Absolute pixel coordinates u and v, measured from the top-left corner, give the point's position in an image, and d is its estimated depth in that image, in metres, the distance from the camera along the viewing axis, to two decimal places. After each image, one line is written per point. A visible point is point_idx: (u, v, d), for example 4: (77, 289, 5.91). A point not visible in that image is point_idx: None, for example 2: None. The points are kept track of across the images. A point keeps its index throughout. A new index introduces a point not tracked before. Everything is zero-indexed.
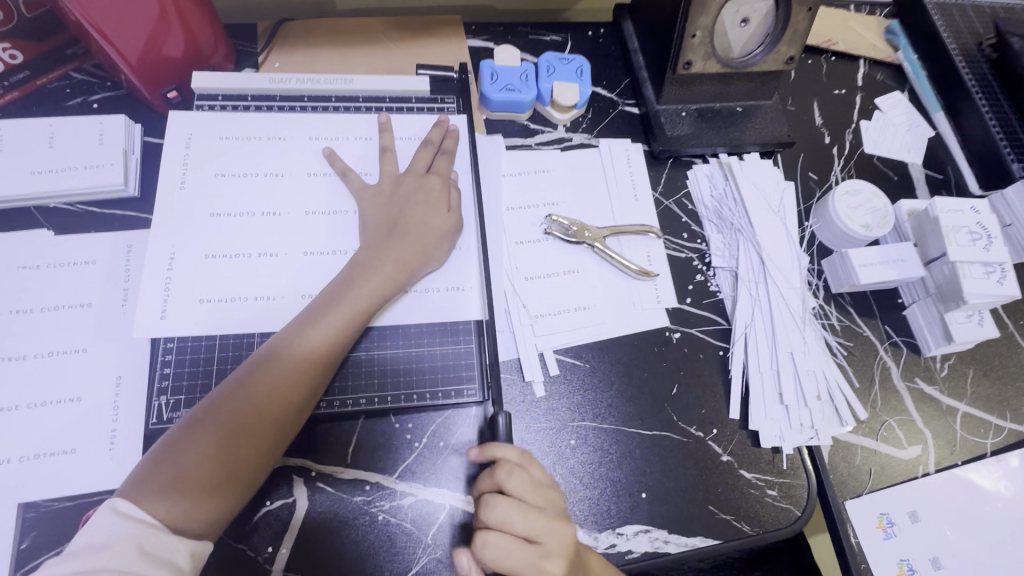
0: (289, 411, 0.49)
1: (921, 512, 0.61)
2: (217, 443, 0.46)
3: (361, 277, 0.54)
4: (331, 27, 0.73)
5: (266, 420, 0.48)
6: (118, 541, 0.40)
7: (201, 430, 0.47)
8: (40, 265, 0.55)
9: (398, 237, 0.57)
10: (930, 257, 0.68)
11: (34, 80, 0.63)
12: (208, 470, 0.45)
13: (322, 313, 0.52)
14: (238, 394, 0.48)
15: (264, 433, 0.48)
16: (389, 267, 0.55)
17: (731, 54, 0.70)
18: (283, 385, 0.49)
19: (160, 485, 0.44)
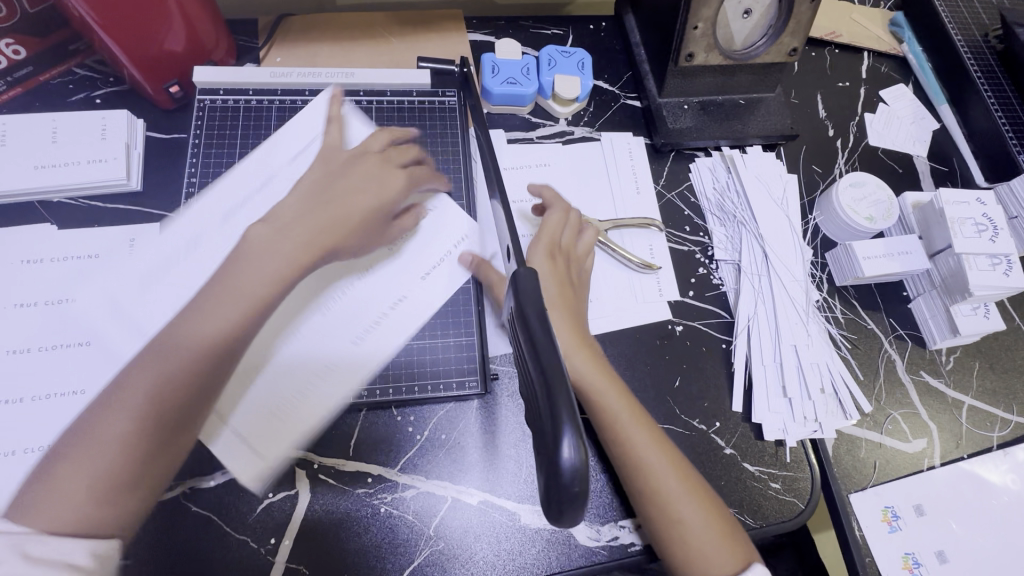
0: (185, 395, 0.45)
1: (926, 505, 0.60)
2: (110, 442, 0.43)
3: (266, 242, 0.50)
4: (333, 22, 0.73)
5: (162, 409, 0.44)
6: (53, 536, 0.39)
7: (93, 432, 0.43)
8: (43, 259, 0.56)
9: (318, 209, 0.53)
10: (935, 249, 0.67)
11: (37, 76, 0.63)
12: (105, 471, 0.42)
13: (219, 293, 0.48)
14: (129, 387, 0.45)
15: (162, 422, 0.44)
16: (303, 234, 0.51)
17: (734, 46, 0.70)
18: (177, 370, 0.45)
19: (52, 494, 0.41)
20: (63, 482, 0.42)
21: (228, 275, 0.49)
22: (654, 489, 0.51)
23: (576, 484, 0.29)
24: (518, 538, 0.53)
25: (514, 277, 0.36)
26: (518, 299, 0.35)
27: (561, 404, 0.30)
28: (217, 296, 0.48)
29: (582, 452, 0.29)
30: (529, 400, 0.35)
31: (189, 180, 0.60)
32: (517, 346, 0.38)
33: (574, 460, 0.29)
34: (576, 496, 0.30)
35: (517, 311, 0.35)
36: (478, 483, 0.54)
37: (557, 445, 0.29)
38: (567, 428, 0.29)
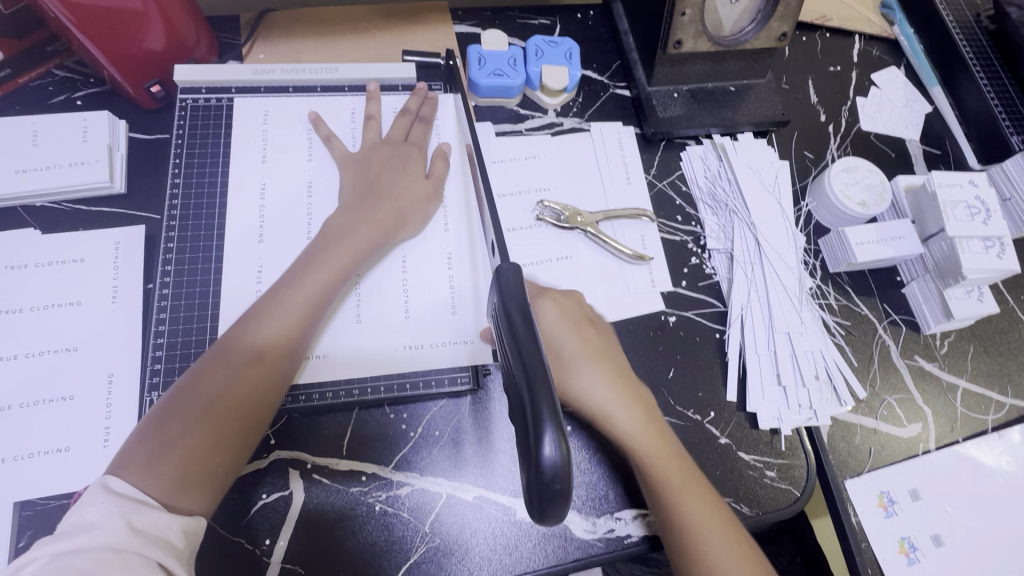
0: (264, 382, 0.48)
1: (921, 489, 0.60)
2: (191, 421, 0.45)
3: (339, 241, 0.55)
4: (316, 16, 0.72)
5: (240, 393, 0.47)
6: (108, 519, 0.39)
7: (173, 412, 0.45)
8: (28, 264, 0.55)
9: (371, 208, 0.57)
10: (928, 233, 0.67)
11: (16, 79, 0.62)
12: (187, 444, 0.44)
13: (310, 267, 0.53)
14: (209, 372, 0.47)
15: (239, 409, 0.47)
16: (368, 231, 0.56)
17: (722, 31, 0.69)
18: (256, 359, 0.48)
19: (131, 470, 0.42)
20: (162, 434, 0.44)
21: (300, 272, 0.53)
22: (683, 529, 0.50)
23: (558, 482, 0.29)
24: (514, 533, 0.53)
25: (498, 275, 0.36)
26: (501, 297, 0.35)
27: (543, 403, 0.30)
28: (304, 270, 0.53)
29: (563, 449, 0.29)
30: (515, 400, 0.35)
31: (173, 181, 0.59)
32: (501, 345, 0.38)
33: (556, 462, 0.29)
34: (558, 492, 0.30)
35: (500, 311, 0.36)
36: (473, 479, 0.54)
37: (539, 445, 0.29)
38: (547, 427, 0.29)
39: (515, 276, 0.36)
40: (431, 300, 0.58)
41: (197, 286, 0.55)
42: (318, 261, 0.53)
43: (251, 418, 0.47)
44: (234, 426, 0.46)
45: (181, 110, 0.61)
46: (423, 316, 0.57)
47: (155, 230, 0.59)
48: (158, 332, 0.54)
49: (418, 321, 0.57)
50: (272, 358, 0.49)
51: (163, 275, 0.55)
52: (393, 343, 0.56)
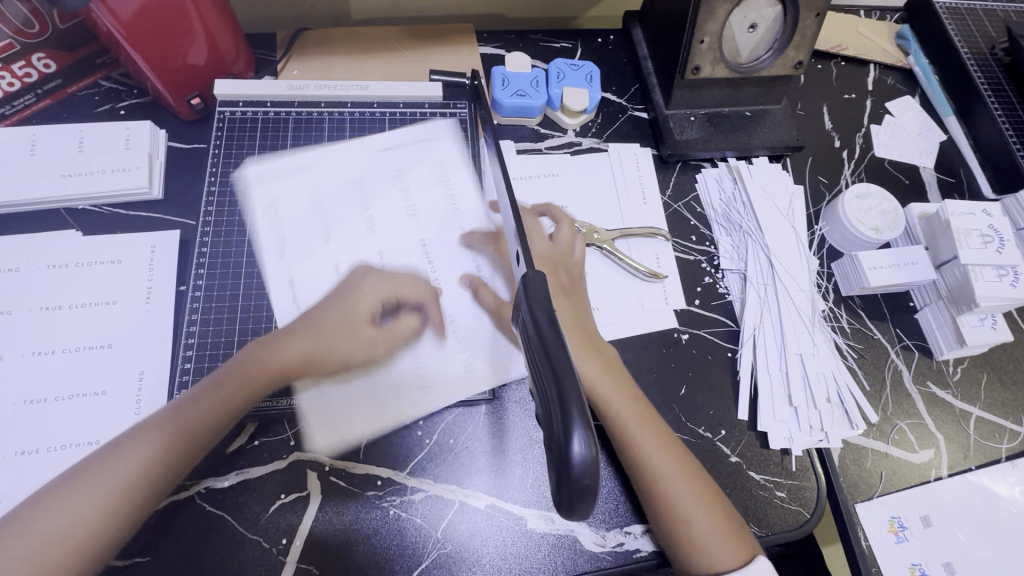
0: (176, 439, 0.50)
1: (933, 516, 0.60)
2: (121, 463, 0.48)
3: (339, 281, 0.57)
4: (347, 35, 0.75)
5: (197, 421, 0.50)
6: None
7: (109, 453, 0.49)
8: (68, 264, 0.57)
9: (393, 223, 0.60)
10: (941, 260, 0.67)
11: (65, 88, 0.65)
12: (107, 489, 0.47)
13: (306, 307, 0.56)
14: (152, 421, 0.50)
15: (167, 459, 0.49)
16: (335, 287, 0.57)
17: (740, 58, 0.71)
18: (191, 415, 0.51)
19: (54, 511, 0.45)
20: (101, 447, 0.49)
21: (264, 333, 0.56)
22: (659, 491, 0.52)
23: (587, 478, 0.30)
24: (524, 542, 0.54)
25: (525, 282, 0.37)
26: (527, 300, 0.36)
27: (573, 404, 0.30)
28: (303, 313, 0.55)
29: (592, 448, 0.30)
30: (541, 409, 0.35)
31: (208, 189, 0.62)
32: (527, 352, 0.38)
33: (584, 458, 0.30)
34: (587, 490, 0.30)
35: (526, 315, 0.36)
36: (486, 487, 0.55)
37: (568, 442, 0.30)
38: (577, 424, 0.30)
39: (541, 282, 0.37)
40: None
41: (228, 289, 0.58)
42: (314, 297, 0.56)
43: (171, 474, 0.49)
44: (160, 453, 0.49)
45: (218, 122, 0.64)
46: None
47: (188, 235, 0.62)
48: (188, 333, 0.56)
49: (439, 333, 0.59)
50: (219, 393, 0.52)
51: (196, 277, 0.58)
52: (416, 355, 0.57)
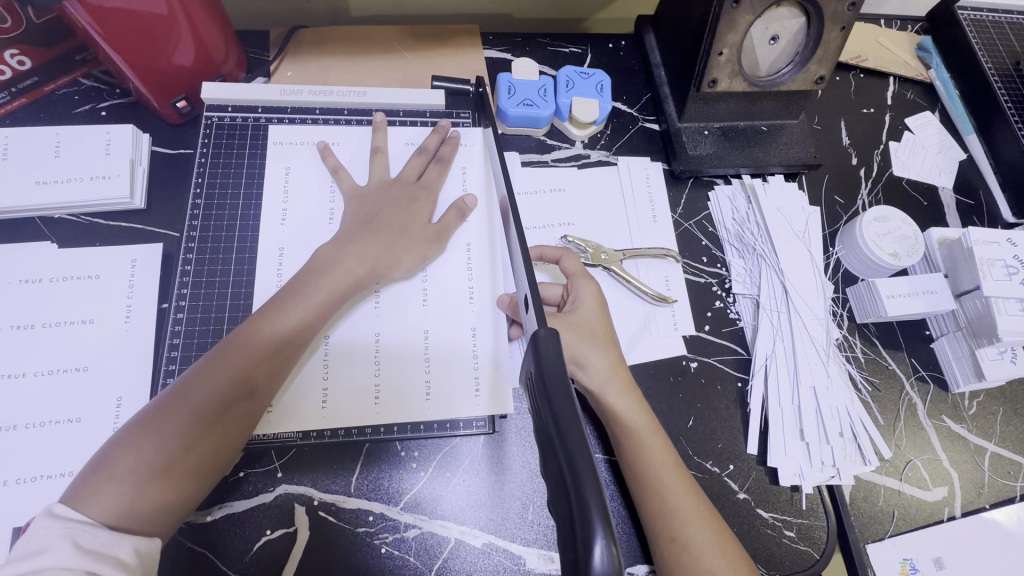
0: (258, 388, 0.48)
1: (945, 558, 0.58)
2: (199, 405, 0.45)
3: (330, 270, 0.53)
4: (345, 35, 0.71)
5: (224, 420, 0.46)
6: (55, 542, 0.38)
7: (183, 392, 0.45)
8: (42, 279, 0.54)
9: (371, 237, 0.56)
10: (961, 289, 0.65)
11: (43, 86, 0.61)
12: (188, 434, 0.44)
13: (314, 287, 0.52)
14: (214, 365, 0.47)
15: (196, 462, 0.44)
16: (360, 265, 0.54)
17: (759, 72, 0.67)
18: (255, 358, 0.48)
19: (136, 457, 0.42)
20: (110, 457, 0.42)
21: (310, 284, 0.52)
22: (676, 533, 0.49)
23: None
24: None
25: (534, 342, 0.35)
26: (539, 367, 0.34)
27: (589, 495, 0.27)
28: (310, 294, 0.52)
29: (616, 558, 0.26)
30: (552, 487, 0.32)
31: (195, 200, 0.58)
32: (534, 413, 0.36)
33: (606, 566, 0.26)
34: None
35: (537, 378, 0.34)
36: (484, 524, 0.53)
37: (587, 546, 0.26)
38: (595, 521, 0.27)
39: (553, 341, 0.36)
40: (450, 346, 0.56)
41: (213, 310, 0.54)
42: (322, 282, 0.52)
43: (247, 420, 0.47)
44: (189, 462, 0.44)
45: (206, 127, 0.61)
46: (442, 358, 0.56)
47: (173, 249, 0.58)
48: (170, 356, 0.52)
49: (437, 363, 0.56)
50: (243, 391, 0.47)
51: (179, 297, 0.54)
52: (413, 388, 0.55)
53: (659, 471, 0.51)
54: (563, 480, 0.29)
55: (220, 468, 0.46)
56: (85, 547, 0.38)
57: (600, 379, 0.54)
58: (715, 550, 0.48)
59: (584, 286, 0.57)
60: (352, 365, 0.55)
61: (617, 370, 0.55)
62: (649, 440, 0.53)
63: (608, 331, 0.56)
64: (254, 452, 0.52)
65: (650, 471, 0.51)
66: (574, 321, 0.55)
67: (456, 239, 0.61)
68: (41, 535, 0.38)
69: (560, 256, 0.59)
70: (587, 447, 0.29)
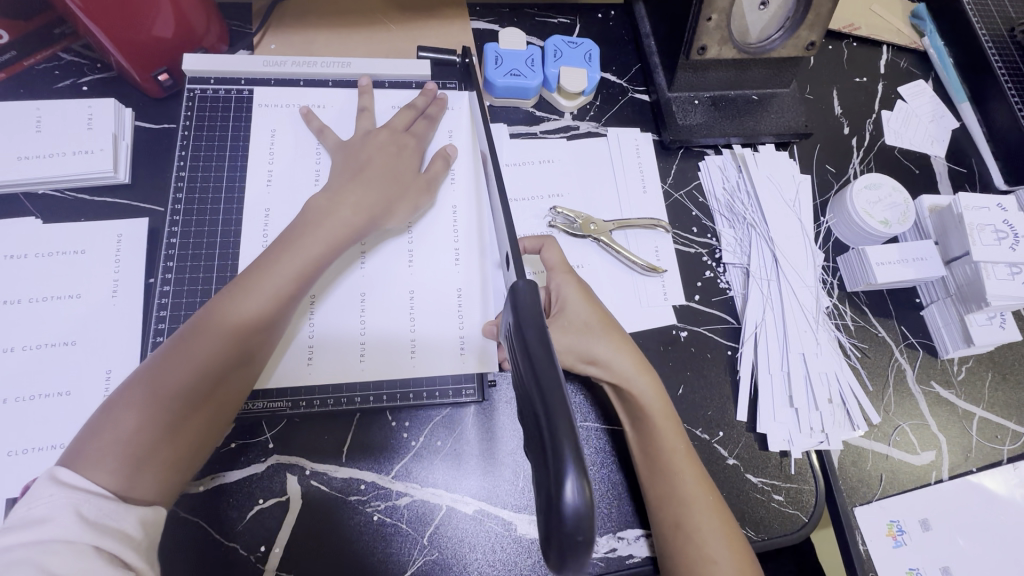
0: (249, 351, 0.47)
1: (932, 520, 0.59)
2: (189, 370, 0.44)
3: (323, 223, 0.52)
4: (329, 7, 0.70)
5: (226, 376, 0.46)
6: (57, 512, 0.37)
7: (172, 356, 0.45)
8: (27, 254, 0.54)
9: (361, 186, 0.54)
10: (952, 256, 0.65)
11: (21, 61, 0.60)
12: (180, 398, 0.44)
13: (308, 240, 0.51)
14: (201, 328, 0.46)
15: (200, 420, 0.45)
16: (355, 215, 0.53)
17: (748, 38, 0.66)
18: (251, 318, 0.47)
19: (136, 420, 0.42)
20: (112, 413, 0.42)
21: (300, 237, 0.51)
22: (680, 521, 0.50)
23: (580, 533, 0.27)
24: (515, 550, 0.52)
25: (514, 293, 0.35)
26: (515, 318, 0.34)
27: (562, 439, 0.27)
28: (304, 248, 0.51)
29: (586, 495, 0.27)
30: (528, 432, 0.33)
31: (179, 174, 0.57)
32: (512, 362, 0.36)
33: (579, 504, 0.27)
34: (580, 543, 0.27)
35: (516, 327, 0.34)
36: (474, 491, 0.53)
37: (561, 485, 0.27)
38: (569, 461, 0.27)
39: (531, 292, 0.35)
40: (436, 313, 0.56)
41: (200, 283, 0.54)
42: (314, 236, 0.51)
43: (247, 376, 0.48)
44: (193, 419, 0.44)
45: (188, 100, 0.60)
46: (429, 320, 0.56)
47: (158, 223, 0.58)
48: (158, 329, 0.52)
49: (424, 332, 0.55)
50: (243, 349, 0.47)
51: (165, 270, 0.54)
52: (399, 347, 0.55)
53: (670, 456, 0.52)
54: (539, 426, 0.29)
55: (224, 423, 0.46)
56: (89, 519, 0.38)
57: (613, 368, 0.54)
58: (717, 537, 0.50)
59: (565, 282, 0.56)
60: (340, 332, 0.54)
61: (627, 353, 0.54)
62: (661, 427, 0.53)
63: (603, 317, 0.56)
64: (244, 423, 0.52)
65: (665, 457, 0.52)
66: (564, 322, 0.55)
67: (441, 202, 0.61)
68: (43, 501, 0.38)
69: (542, 245, 0.57)
70: (562, 392, 0.29)
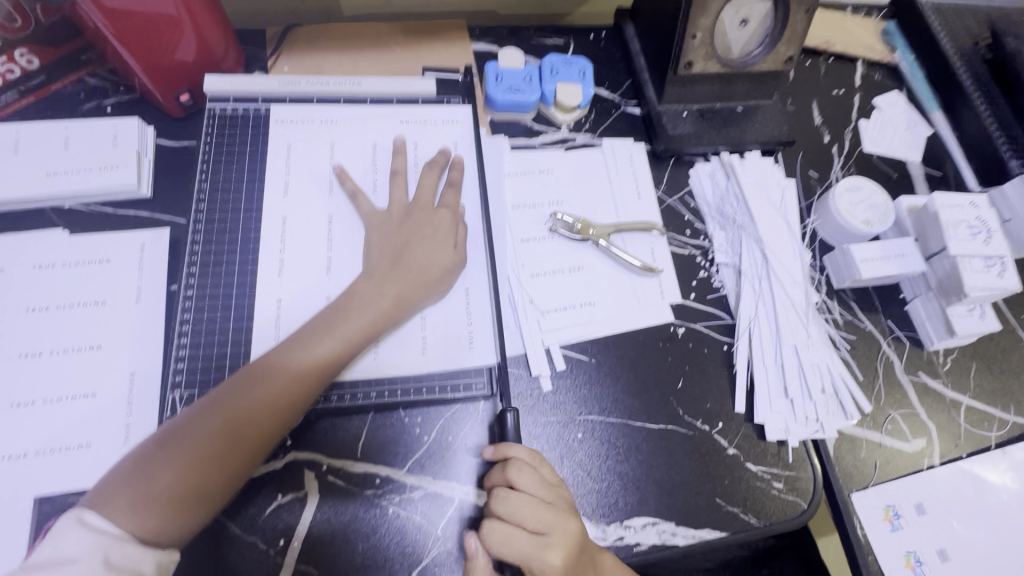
0: (301, 403, 0.50)
1: (926, 504, 0.61)
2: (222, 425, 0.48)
3: (386, 280, 0.56)
4: (338, 32, 0.74)
5: (276, 421, 0.49)
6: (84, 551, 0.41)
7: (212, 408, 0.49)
8: (56, 264, 0.56)
9: (412, 251, 0.58)
10: (930, 252, 0.68)
11: (49, 84, 0.64)
12: (235, 434, 0.48)
13: (366, 298, 0.55)
14: (265, 373, 0.50)
15: (241, 460, 0.48)
16: (386, 297, 0.55)
17: (731, 53, 0.71)
18: (310, 372, 0.51)
19: (198, 443, 0.47)
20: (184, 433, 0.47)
21: (363, 296, 0.55)
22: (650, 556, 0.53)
23: None
24: None
25: None
26: None
27: None
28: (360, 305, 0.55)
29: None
30: None
31: (200, 186, 0.61)
32: None
33: None
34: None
35: None
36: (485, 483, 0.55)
37: None
38: None
39: None
40: (444, 310, 0.59)
41: (220, 287, 0.57)
42: (375, 292, 0.56)
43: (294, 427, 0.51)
44: (239, 455, 0.48)
45: (209, 119, 0.64)
46: (439, 320, 0.59)
47: (179, 234, 0.60)
48: (182, 332, 0.55)
49: (434, 331, 0.58)
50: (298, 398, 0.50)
51: (187, 277, 0.57)
52: (411, 344, 0.58)
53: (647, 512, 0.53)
54: None
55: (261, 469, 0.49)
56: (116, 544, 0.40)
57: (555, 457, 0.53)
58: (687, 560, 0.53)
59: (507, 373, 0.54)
60: None
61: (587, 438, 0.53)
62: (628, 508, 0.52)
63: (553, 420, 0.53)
64: None
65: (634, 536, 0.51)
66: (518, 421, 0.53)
67: None
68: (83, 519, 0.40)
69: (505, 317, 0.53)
70: None
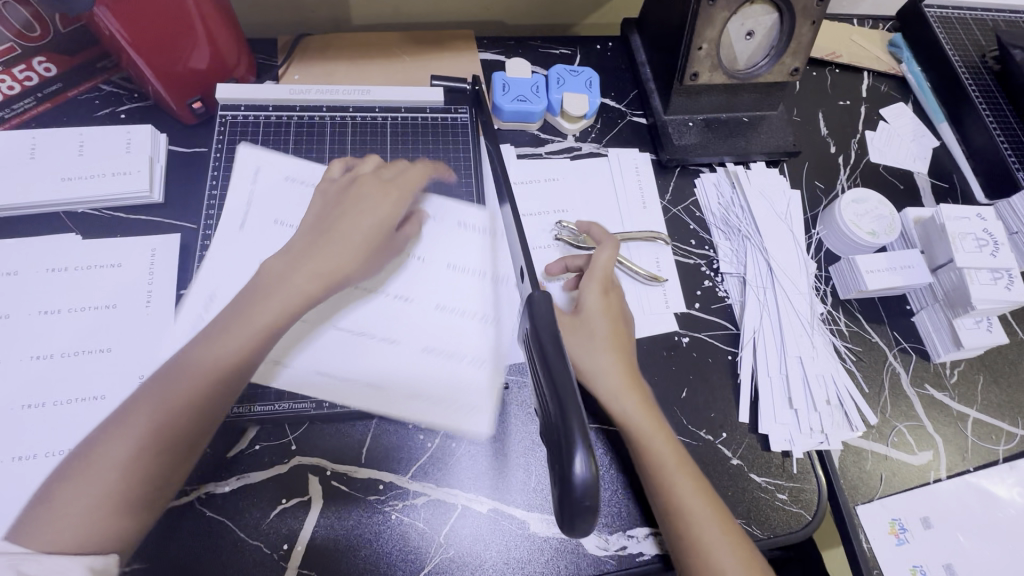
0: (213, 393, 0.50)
1: (933, 518, 0.60)
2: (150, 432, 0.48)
3: (307, 264, 0.56)
4: (348, 41, 0.75)
5: (189, 415, 0.49)
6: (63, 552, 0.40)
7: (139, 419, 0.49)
8: (68, 268, 0.57)
9: (335, 231, 0.58)
10: (937, 264, 0.68)
11: (65, 92, 0.65)
12: (148, 437, 0.48)
13: (287, 281, 0.55)
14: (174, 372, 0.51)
15: (155, 459, 0.48)
16: (315, 279, 0.56)
17: (737, 65, 0.72)
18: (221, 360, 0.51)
19: (111, 453, 0.47)
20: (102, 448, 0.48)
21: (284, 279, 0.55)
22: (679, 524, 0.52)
23: (587, 498, 0.35)
24: (528, 548, 0.53)
25: (531, 301, 0.42)
26: (533, 322, 0.41)
27: (574, 425, 0.35)
28: (277, 290, 0.55)
29: (592, 467, 0.35)
30: (543, 417, 0.41)
31: (211, 193, 0.62)
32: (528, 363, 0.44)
33: (585, 475, 0.35)
34: (587, 507, 0.35)
35: (532, 333, 0.41)
36: (488, 491, 0.55)
37: (572, 456, 0.35)
38: (579, 438, 0.35)
39: (545, 303, 0.42)
40: None
41: (229, 293, 0.58)
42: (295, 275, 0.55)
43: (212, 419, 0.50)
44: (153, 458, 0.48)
45: (220, 126, 0.65)
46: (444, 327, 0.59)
47: (189, 239, 0.61)
48: (190, 337, 0.55)
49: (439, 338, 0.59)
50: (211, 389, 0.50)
51: (197, 282, 0.58)
52: (411, 345, 0.57)
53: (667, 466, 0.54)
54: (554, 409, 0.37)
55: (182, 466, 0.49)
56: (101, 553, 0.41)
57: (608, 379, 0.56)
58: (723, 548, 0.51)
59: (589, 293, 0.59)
60: None
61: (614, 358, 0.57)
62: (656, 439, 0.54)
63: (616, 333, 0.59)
64: (267, 427, 0.55)
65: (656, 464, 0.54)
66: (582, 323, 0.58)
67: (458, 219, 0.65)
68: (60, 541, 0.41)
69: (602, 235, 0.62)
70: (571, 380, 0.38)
